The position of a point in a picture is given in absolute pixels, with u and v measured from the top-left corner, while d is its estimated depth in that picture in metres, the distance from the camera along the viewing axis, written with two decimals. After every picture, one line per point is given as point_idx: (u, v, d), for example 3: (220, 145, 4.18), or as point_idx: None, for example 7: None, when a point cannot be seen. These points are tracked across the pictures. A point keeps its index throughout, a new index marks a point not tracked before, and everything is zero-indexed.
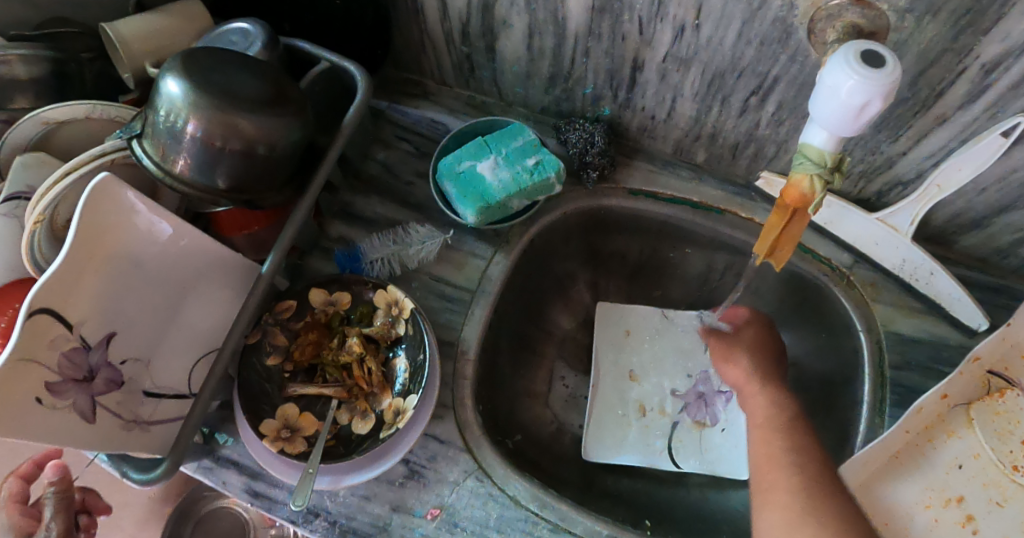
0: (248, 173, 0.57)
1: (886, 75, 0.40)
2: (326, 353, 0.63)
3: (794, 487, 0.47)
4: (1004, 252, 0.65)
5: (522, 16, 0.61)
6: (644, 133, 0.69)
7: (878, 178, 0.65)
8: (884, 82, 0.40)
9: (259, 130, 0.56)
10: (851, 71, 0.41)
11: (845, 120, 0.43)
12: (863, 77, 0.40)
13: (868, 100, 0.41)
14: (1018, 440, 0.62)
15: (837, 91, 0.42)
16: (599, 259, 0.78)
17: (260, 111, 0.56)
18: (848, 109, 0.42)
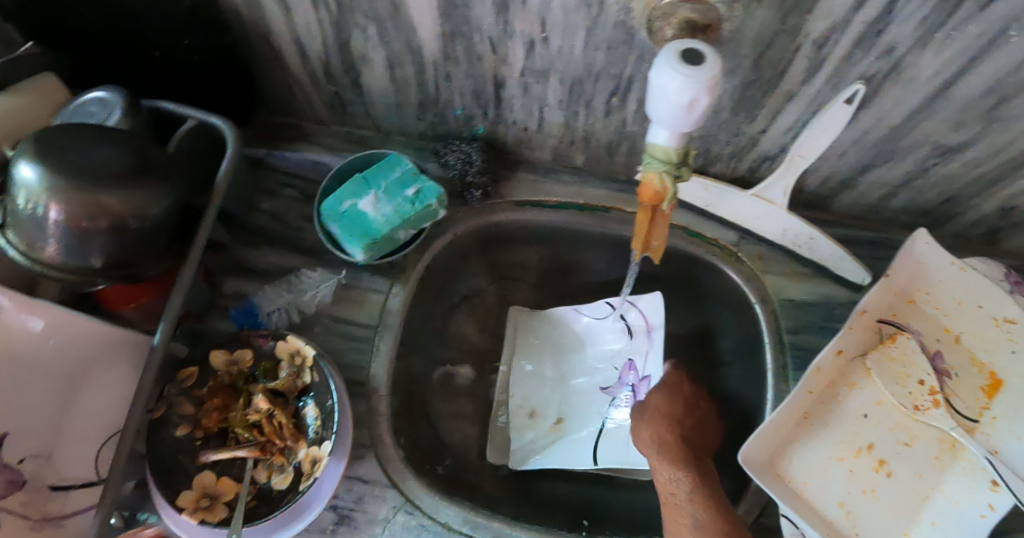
0: (124, 248, 0.55)
1: (706, 71, 0.43)
2: (233, 415, 0.62)
3: None
4: (877, 207, 0.70)
5: (378, 49, 0.62)
6: (521, 145, 0.71)
7: (746, 157, 0.68)
8: (706, 78, 0.43)
9: (126, 205, 0.53)
10: (675, 73, 0.43)
11: (678, 117, 0.45)
12: (686, 78, 0.42)
13: (695, 97, 0.43)
14: (915, 381, 0.65)
15: (666, 92, 0.44)
16: (503, 271, 0.79)
17: (122, 184, 0.53)
18: (680, 106, 0.44)
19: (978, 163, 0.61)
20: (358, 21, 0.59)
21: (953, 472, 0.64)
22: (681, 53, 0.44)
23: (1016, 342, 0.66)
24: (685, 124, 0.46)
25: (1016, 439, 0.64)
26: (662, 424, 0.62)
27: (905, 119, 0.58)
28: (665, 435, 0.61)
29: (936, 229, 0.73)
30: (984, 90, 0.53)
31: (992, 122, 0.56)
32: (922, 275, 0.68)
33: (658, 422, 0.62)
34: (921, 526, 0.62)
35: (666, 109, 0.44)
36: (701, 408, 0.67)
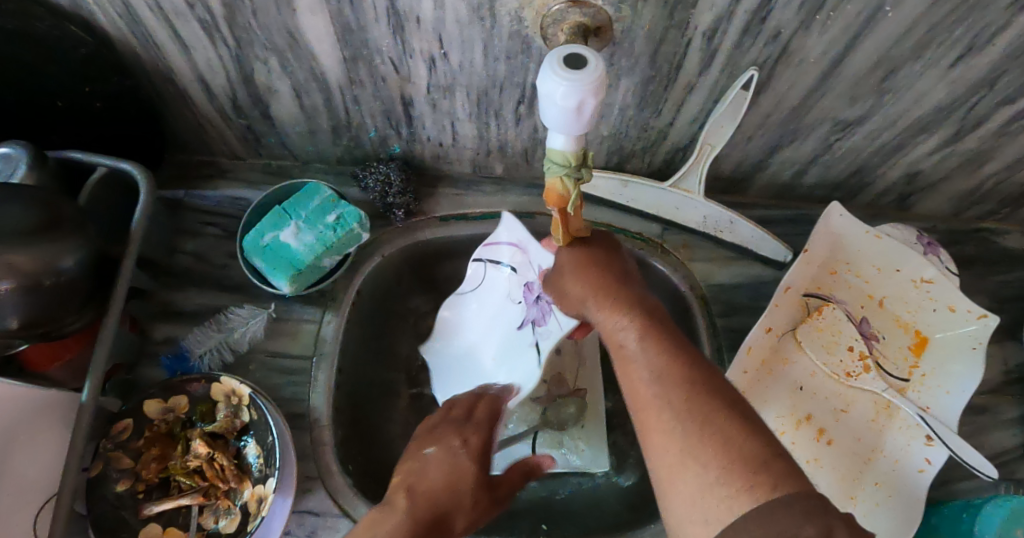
0: (42, 305, 0.53)
1: (590, 72, 0.42)
2: (173, 463, 0.61)
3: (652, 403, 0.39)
4: (790, 185, 0.73)
5: (282, 79, 0.62)
6: (440, 160, 0.71)
7: (659, 150, 0.69)
8: (591, 79, 0.42)
9: (37, 261, 0.52)
10: (558, 77, 0.42)
11: (571, 122, 0.44)
12: (569, 81, 0.42)
13: (582, 99, 0.43)
14: (846, 348, 0.68)
15: (553, 97, 0.43)
16: (438, 288, 0.76)
17: (33, 240, 0.52)
18: (571, 109, 0.43)
19: (877, 134, 0.63)
20: (257, 53, 0.58)
21: (890, 432, 0.66)
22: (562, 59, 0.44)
23: (936, 300, 0.68)
24: (579, 126, 0.45)
25: (945, 393, 0.66)
26: (586, 276, 0.49)
27: (803, 99, 0.60)
28: (594, 285, 0.49)
29: (851, 200, 0.76)
30: (872, 64, 0.54)
31: (883, 95, 0.58)
32: (841, 245, 0.69)
33: (577, 270, 0.50)
34: (865, 489, 0.63)
35: (556, 114, 0.44)
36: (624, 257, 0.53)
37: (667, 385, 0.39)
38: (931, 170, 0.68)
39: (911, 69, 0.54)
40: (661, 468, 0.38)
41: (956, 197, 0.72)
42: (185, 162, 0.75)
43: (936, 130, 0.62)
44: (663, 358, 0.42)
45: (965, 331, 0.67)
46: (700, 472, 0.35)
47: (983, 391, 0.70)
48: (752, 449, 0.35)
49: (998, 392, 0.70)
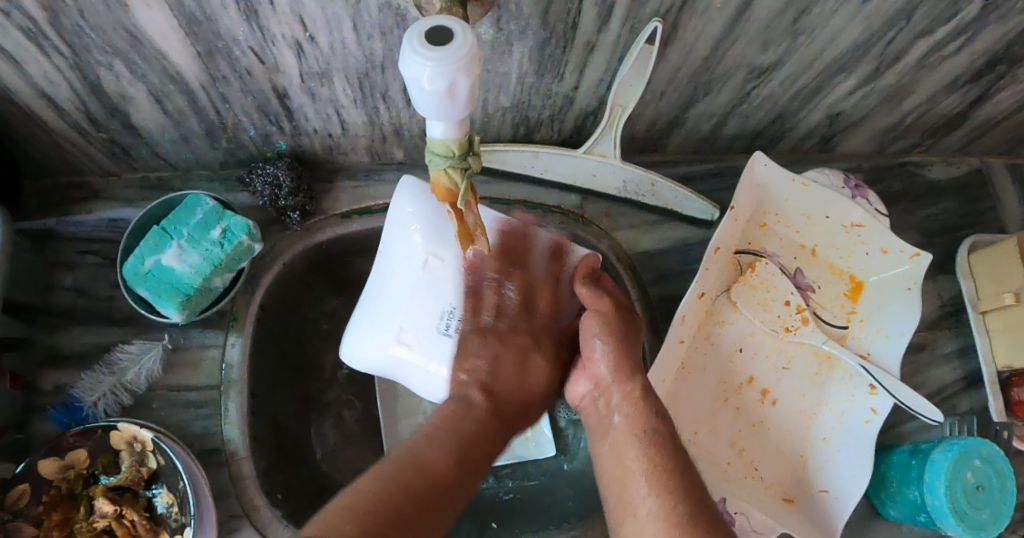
0: None
1: (461, 44, 0.37)
2: (79, 526, 0.56)
3: (630, 482, 0.43)
4: (711, 139, 0.69)
5: (135, 84, 0.54)
6: (333, 152, 0.65)
7: (569, 116, 0.64)
8: (463, 53, 0.37)
9: None
10: (420, 58, 0.37)
11: (444, 108, 0.40)
12: (432, 63, 0.36)
13: (451, 80, 0.38)
14: (781, 303, 0.65)
15: (418, 81, 0.38)
16: (355, 290, 0.72)
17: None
18: (444, 91, 0.38)
19: (794, 78, 0.60)
20: (95, 59, 0.50)
21: (833, 383, 0.65)
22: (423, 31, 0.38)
23: (867, 243, 0.67)
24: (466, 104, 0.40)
25: (883, 336, 0.65)
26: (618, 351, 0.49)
27: (713, 48, 0.55)
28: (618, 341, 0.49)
29: (774, 147, 0.72)
30: (782, 5, 0.50)
31: (797, 37, 0.54)
32: (766, 197, 0.66)
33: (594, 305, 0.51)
34: (814, 445, 0.63)
35: (427, 101, 0.39)
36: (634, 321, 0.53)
37: (656, 470, 0.43)
38: (852, 109, 0.65)
39: (822, 7, 0.50)
40: None
41: (880, 133, 0.70)
42: (52, 187, 0.65)
43: (855, 68, 0.59)
44: (671, 454, 0.44)
45: (898, 272, 0.66)
46: None
47: (921, 328, 0.70)
48: None
49: (934, 327, 0.70)
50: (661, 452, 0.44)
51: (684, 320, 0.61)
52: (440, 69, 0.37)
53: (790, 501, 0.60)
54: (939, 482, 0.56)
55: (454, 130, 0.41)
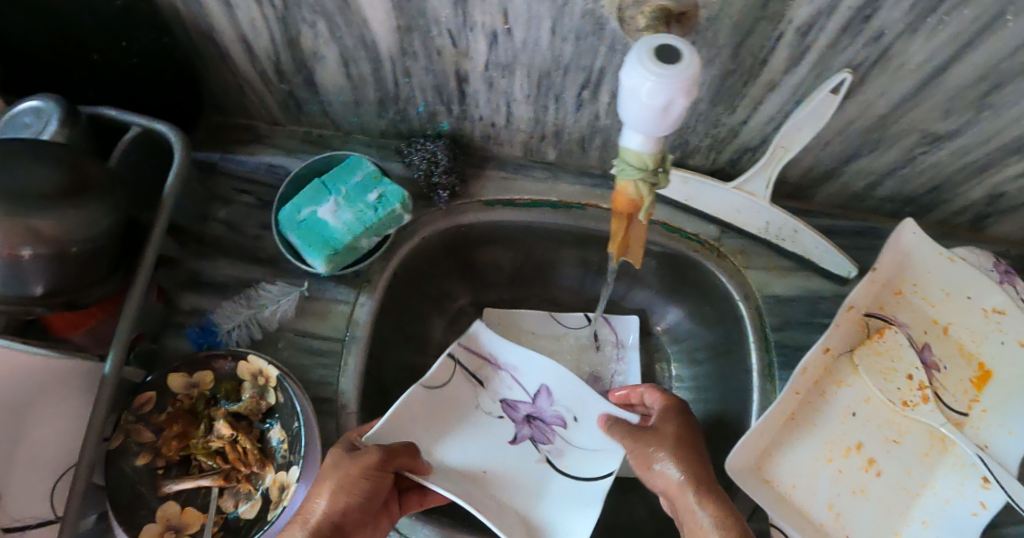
0: (69, 274, 0.51)
1: (679, 72, 0.36)
2: (194, 442, 0.59)
3: None
4: (861, 196, 0.68)
5: (331, 45, 0.57)
6: (489, 141, 0.67)
7: (727, 149, 0.64)
8: (674, 82, 0.37)
9: (62, 228, 0.49)
10: (645, 72, 0.37)
11: (653, 123, 0.40)
12: (657, 78, 0.36)
13: (670, 99, 0.38)
14: (904, 376, 0.64)
15: (636, 93, 0.38)
16: (474, 271, 0.75)
17: (55, 205, 0.49)
18: (640, 108, 0.39)
19: (966, 151, 0.58)
20: (303, 16, 0.54)
21: (942, 468, 0.63)
22: (669, 46, 0.39)
23: (1005, 332, 0.64)
24: (660, 129, 0.40)
25: (1005, 433, 0.62)
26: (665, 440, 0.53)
27: (893, 107, 0.55)
28: (669, 443, 0.52)
29: (921, 217, 0.71)
30: (979, 77, 0.49)
31: (983, 111, 0.53)
32: (908, 265, 0.66)
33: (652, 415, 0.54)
34: (911, 525, 0.60)
35: (632, 111, 0.40)
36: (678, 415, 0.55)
37: None
38: (1017, 193, 0.63)
39: (1020, 85, 0.49)
40: None
41: None
42: (222, 125, 0.72)
43: None
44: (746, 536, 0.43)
45: None
46: None
47: None
48: None
49: None
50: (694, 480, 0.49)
51: (804, 372, 0.60)
52: (662, 87, 0.37)
53: None
54: None
55: (637, 146, 0.42)
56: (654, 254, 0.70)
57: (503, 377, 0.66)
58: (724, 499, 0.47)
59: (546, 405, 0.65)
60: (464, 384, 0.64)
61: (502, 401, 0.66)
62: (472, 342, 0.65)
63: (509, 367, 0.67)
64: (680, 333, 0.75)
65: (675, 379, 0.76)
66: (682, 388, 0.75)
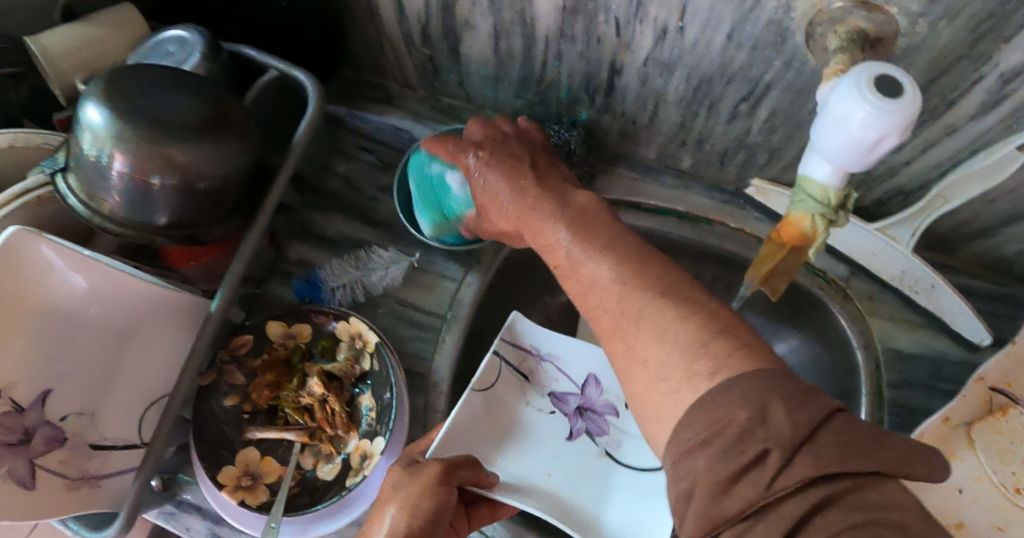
0: (191, 208, 0.51)
1: (901, 109, 0.33)
2: (284, 394, 0.58)
3: (632, 346, 0.35)
4: (1008, 261, 0.62)
5: (486, 16, 0.55)
6: (626, 138, 0.65)
7: (879, 187, 0.59)
8: (892, 118, 0.34)
9: (194, 162, 0.49)
10: (860, 101, 0.34)
11: (852, 157, 0.37)
12: (875, 112, 0.34)
13: (883, 135, 0.35)
14: (1022, 460, 0.59)
15: (844, 123, 0.36)
16: None
17: (194, 138, 0.49)
18: (844, 140, 0.36)
19: None
20: None
21: None
22: (887, 74, 0.35)
23: None
24: (857, 163, 0.38)
25: None
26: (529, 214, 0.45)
27: None
28: (566, 215, 0.43)
29: None
30: None
31: None
32: None
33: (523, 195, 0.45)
34: None
35: (833, 141, 0.37)
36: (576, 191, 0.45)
37: (649, 307, 0.35)
38: None
39: None
40: (673, 461, 0.31)
41: None
42: (352, 81, 0.72)
43: None
44: (653, 298, 0.35)
45: None
46: (691, 433, 0.30)
47: None
48: (733, 386, 0.30)
49: None
50: (706, 345, 0.32)
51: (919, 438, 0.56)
52: (878, 120, 0.34)
53: None
54: None
55: (824, 177, 0.39)
56: None
57: (550, 367, 0.63)
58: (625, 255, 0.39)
59: (596, 392, 0.63)
60: (518, 393, 0.61)
61: (552, 393, 0.62)
62: (512, 333, 0.63)
63: (556, 357, 0.64)
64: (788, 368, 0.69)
65: None
66: None
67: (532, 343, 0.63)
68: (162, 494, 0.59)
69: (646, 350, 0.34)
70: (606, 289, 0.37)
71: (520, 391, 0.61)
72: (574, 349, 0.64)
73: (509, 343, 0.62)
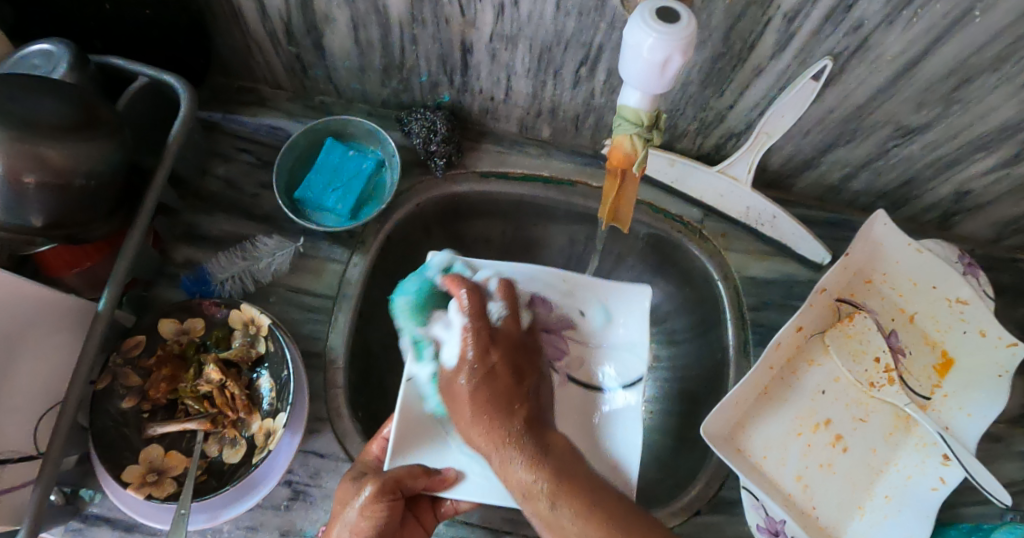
0: (72, 206, 0.51)
1: (679, 30, 0.38)
2: (183, 386, 0.60)
3: (559, 522, 0.41)
4: (837, 188, 0.73)
5: (343, 9, 0.59)
6: (487, 115, 0.71)
7: (712, 133, 0.68)
8: (673, 39, 0.39)
9: (70, 160, 0.50)
10: (647, 28, 0.39)
11: (653, 79, 0.42)
12: (660, 35, 0.38)
13: (669, 56, 0.40)
14: (871, 358, 0.67)
15: (638, 50, 0.40)
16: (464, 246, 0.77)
17: (65, 136, 0.49)
18: (641, 65, 0.41)
19: (936, 145, 0.62)
20: None
21: (906, 448, 0.66)
22: (668, 7, 0.41)
23: (967, 322, 0.68)
24: (656, 87, 0.43)
25: (965, 415, 0.66)
26: (503, 381, 0.48)
27: (870, 98, 0.58)
28: (499, 342, 0.51)
29: (893, 212, 0.75)
30: (947, 71, 0.53)
31: (951, 105, 0.56)
32: (878, 255, 0.70)
33: (479, 402, 0.46)
34: (874, 500, 0.63)
35: (634, 68, 0.41)
36: (517, 357, 0.51)
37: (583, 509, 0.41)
38: (982, 191, 0.67)
39: (984, 81, 0.53)
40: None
41: (1000, 223, 0.72)
42: (225, 87, 0.74)
43: (996, 150, 0.60)
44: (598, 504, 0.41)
45: (992, 357, 0.66)
46: None
47: (1002, 420, 0.70)
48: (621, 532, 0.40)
49: (1015, 423, 0.70)
50: (557, 475, 0.43)
51: (778, 347, 0.65)
52: (663, 43, 0.39)
53: None
54: None
55: (635, 103, 0.45)
56: (640, 234, 0.73)
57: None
58: (535, 443, 0.45)
59: (547, 315, 0.64)
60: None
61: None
62: (428, 287, 0.59)
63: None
64: (659, 313, 0.79)
65: (651, 358, 0.80)
66: (657, 367, 0.79)
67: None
68: (66, 508, 0.59)
69: (568, 520, 0.41)
70: (528, 482, 0.43)
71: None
72: (526, 278, 0.65)
73: (423, 299, 0.57)
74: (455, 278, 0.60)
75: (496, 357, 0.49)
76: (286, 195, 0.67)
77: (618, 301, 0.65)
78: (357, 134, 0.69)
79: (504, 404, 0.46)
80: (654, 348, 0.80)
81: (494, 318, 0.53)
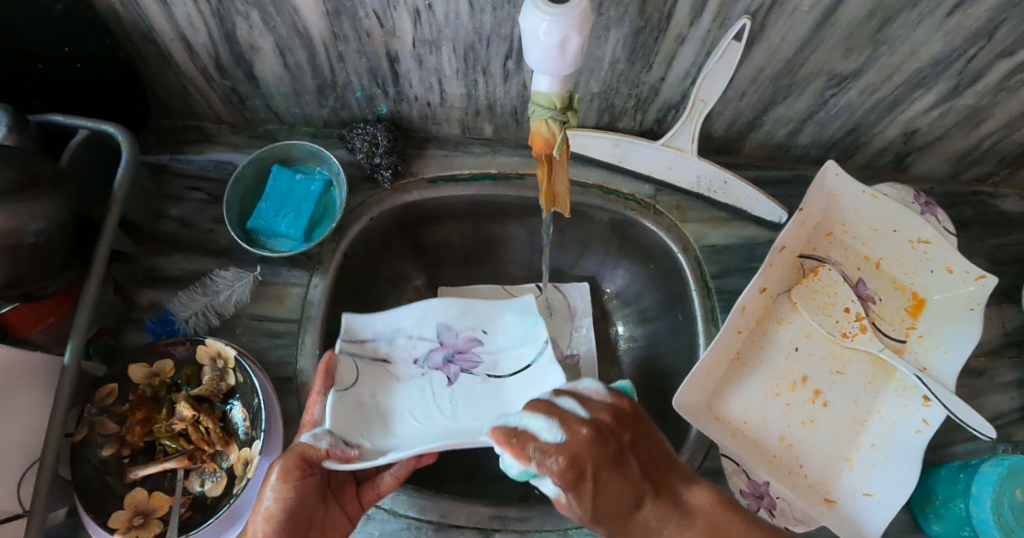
0: (21, 265, 0.52)
1: (569, 8, 0.38)
2: (158, 426, 0.60)
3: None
4: (784, 145, 0.73)
5: (265, 36, 0.59)
6: (428, 120, 0.72)
7: (651, 107, 0.68)
8: (565, 19, 0.38)
9: (12, 221, 0.50)
10: (539, 12, 0.39)
11: (555, 60, 0.41)
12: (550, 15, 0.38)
13: (565, 35, 0.39)
14: (841, 309, 0.67)
15: (534, 35, 0.40)
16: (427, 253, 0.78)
17: (8, 198, 0.49)
18: (541, 48, 0.40)
19: (874, 88, 0.62)
20: (237, 8, 0.55)
21: (886, 394, 0.65)
22: None
23: (933, 261, 0.67)
24: (562, 68, 0.42)
25: (942, 352, 0.65)
26: (588, 449, 0.43)
27: (798, 50, 0.58)
28: (608, 430, 0.46)
29: (846, 161, 0.75)
30: (867, 12, 0.52)
31: (879, 46, 0.56)
32: (835, 206, 0.69)
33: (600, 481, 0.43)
34: (861, 450, 0.63)
35: (535, 53, 0.41)
36: (609, 445, 0.44)
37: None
38: (928, 128, 0.67)
39: (907, 17, 0.53)
40: None
41: (954, 157, 0.72)
42: (170, 128, 0.75)
43: (933, 85, 0.60)
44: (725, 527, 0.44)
45: (962, 293, 0.66)
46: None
47: (980, 353, 0.69)
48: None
49: (994, 355, 0.69)
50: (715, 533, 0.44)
51: (743, 311, 0.64)
52: (556, 24, 0.39)
53: (832, 502, 0.60)
54: (986, 493, 0.55)
55: (545, 88, 0.45)
56: (595, 217, 0.74)
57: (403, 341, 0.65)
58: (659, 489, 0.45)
59: (455, 338, 0.67)
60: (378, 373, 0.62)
61: (417, 361, 0.65)
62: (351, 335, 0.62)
63: (408, 330, 0.66)
64: (629, 293, 0.79)
65: (625, 339, 0.80)
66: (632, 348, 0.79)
67: (375, 335, 0.64)
68: None
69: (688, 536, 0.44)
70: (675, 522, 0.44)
71: (384, 373, 0.62)
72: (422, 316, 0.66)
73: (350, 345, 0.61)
74: (376, 327, 0.64)
75: (593, 466, 0.43)
76: (239, 226, 0.67)
77: (518, 324, 0.69)
78: (302, 158, 0.70)
79: (632, 487, 0.44)
80: (627, 329, 0.80)
81: (553, 433, 0.44)
